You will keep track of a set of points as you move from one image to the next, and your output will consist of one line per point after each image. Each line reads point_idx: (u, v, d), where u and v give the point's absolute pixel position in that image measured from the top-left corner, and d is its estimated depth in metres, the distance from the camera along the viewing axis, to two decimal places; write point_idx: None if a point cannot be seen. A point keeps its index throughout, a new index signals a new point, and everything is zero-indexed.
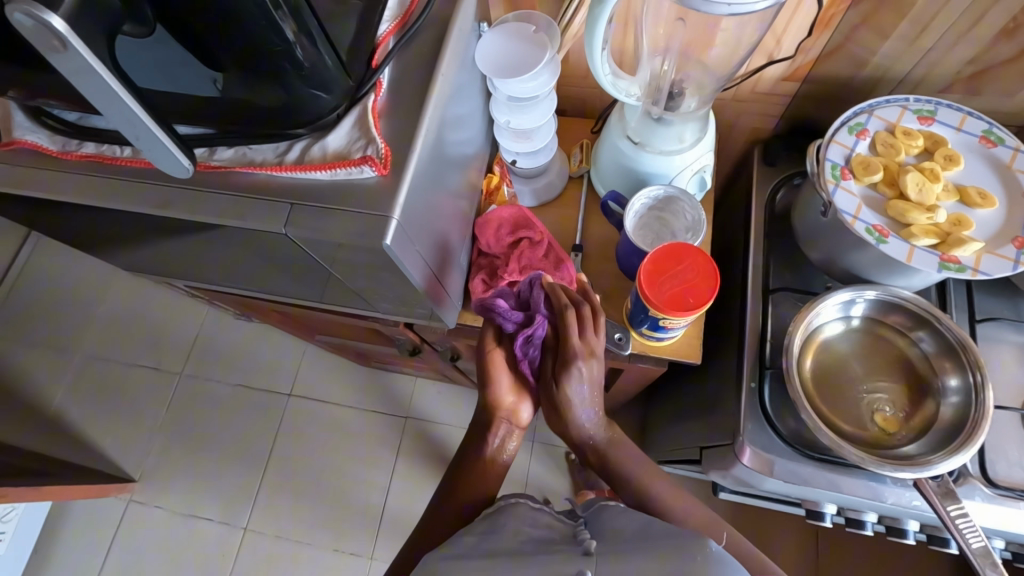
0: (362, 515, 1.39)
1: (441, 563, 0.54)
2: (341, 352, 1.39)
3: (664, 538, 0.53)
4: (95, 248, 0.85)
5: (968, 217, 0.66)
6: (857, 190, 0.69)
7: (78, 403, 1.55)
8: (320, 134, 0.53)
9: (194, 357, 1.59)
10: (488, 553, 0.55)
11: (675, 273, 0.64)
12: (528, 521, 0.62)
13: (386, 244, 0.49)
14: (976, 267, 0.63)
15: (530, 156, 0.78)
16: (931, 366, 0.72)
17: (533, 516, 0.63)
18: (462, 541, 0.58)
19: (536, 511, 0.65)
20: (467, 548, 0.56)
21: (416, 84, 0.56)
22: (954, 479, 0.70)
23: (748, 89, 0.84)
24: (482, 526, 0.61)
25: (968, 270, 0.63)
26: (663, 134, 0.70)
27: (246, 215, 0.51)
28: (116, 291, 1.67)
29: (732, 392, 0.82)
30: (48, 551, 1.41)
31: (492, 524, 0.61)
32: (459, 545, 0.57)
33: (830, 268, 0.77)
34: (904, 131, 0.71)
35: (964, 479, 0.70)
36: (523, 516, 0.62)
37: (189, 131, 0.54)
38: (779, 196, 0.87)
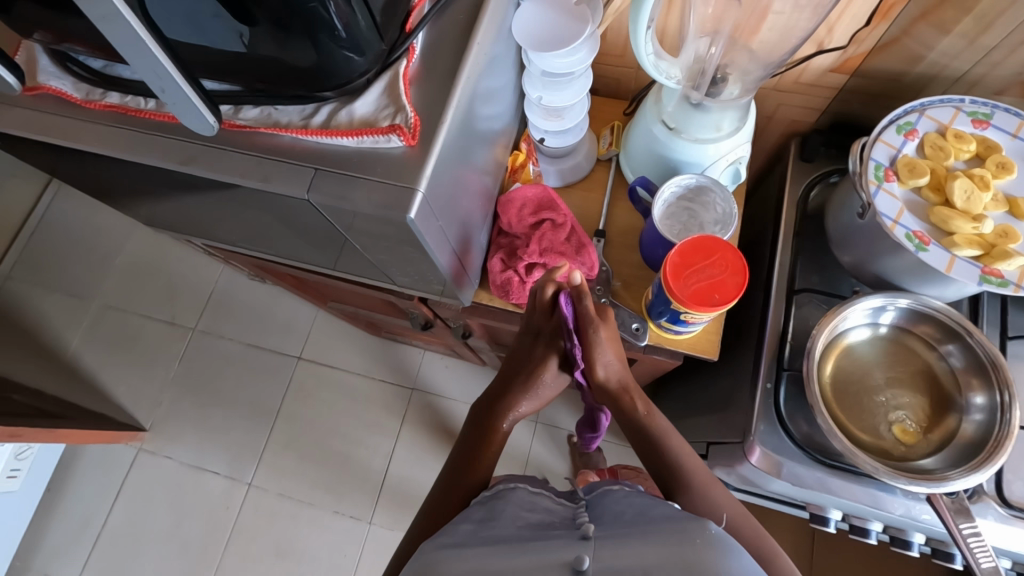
0: (364, 480, 1.41)
1: (440, 552, 0.54)
2: (353, 320, 1.39)
3: (662, 521, 0.52)
4: (115, 199, 0.85)
5: (1016, 230, 0.63)
6: (900, 193, 0.66)
7: (94, 350, 1.58)
8: (348, 99, 0.53)
9: (208, 314, 1.60)
10: (487, 541, 0.55)
11: (702, 267, 0.62)
12: (525, 506, 0.61)
13: (409, 218, 0.48)
14: (1019, 283, 0.61)
15: (559, 136, 0.76)
16: (957, 381, 0.70)
17: (531, 500, 0.63)
18: (461, 530, 0.58)
19: (535, 495, 0.64)
20: (465, 536, 0.56)
21: (449, 52, 0.53)
22: (968, 496, 0.69)
23: (792, 79, 0.80)
24: (480, 513, 0.61)
25: (1010, 285, 0.61)
26: (700, 120, 0.67)
27: (267, 178, 0.50)
28: (135, 242, 1.68)
29: (746, 391, 0.81)
30: (61, 490, 1.46)
31: (490, 510, 0.61)
32: (458, 533, 0.57)
33: (860, 272, 0.75)
34: (955, 134, 0.67)
35: (978, 496, 0.69)
36: (521, 501, 0.62)
37: (217, 88, 0.54)
38: (812, 193, 0.84)
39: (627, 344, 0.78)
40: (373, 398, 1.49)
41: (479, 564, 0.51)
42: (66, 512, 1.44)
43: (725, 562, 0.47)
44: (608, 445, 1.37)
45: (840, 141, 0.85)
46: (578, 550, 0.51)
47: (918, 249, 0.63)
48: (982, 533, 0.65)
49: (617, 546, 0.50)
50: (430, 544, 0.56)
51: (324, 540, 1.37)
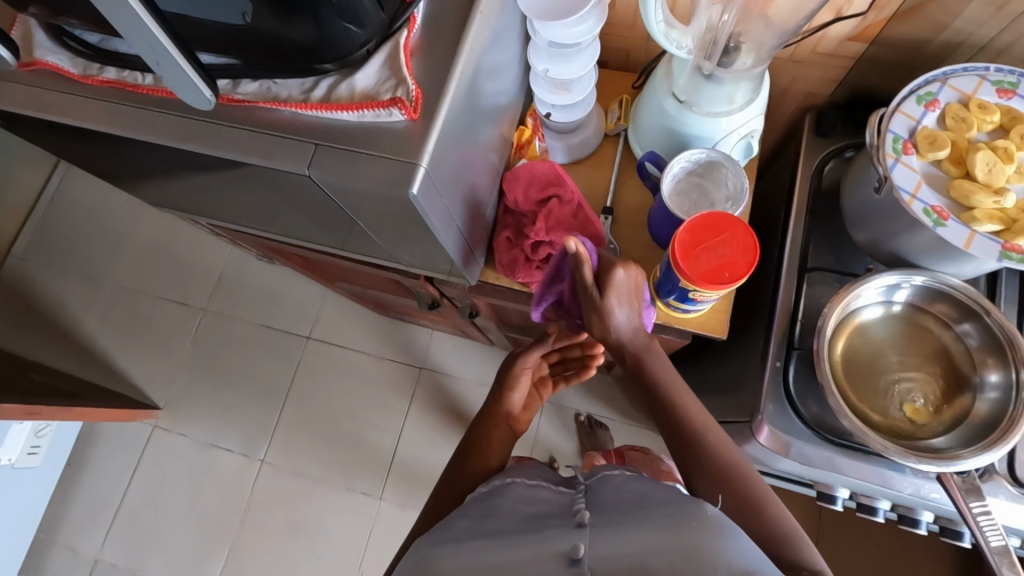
0: (374, 457, 1.43)
1: (437, 546, 0.55)
2: (360, 300, 1.39)
3: (658, 506, 0.53)
4: (122, 180, 0.85)
5: None
6: (919, 166, 0.64)
7: (107, 330, 1.60)
8: (348, 72, 0.51)
9: (218, 294, 1.61)
10: (484, 535, 0.55)
11: (714, 244, 0.61)
12: (523, 500, 0.62)
13: (412, 194, 0.47)
14: None
15: (567, 110, 0.74)
16: (972, 361, 0.69)
17: (530, 494, 0.63)
18: (458, 525, 0.58)
19: (533, 488, 0.64)
20: (462, 532, 0.57)
21: (453, 23, 0.52)
22: (979, 475, 0.68)
23: (808, 49, 0.77)
24: (478, 510, 0.61)
25: None
26: (712, 93, 0.65)
27: (266, 155, 0.49)
28: (144, 223, 1.69)
29: (755, 371, 0.80)
30: (80, 465, 1.50)
31: (488, 506, 0.62)
32: (456, 529, 0.58)
33: (875, 250, 0.73)
34: (979, 104, 0.65)
35: (989, 476, 0.68)
36: (520, 495, 0.63)
37: (213, 61, 0.52)
38: (827, 169, 0.82)
39: None
40: (382, 377, 1.50)
41: (475, 558, 0.51)
42: (86, 487, 1.48)
43: (721, 544, 0.46)
44: (616, 424, 1.37)
45: (857, 114, 0.82)
46: (574, 539, 0.51)
47: (937, 224, 0.61)
48: (992, 512, 0.65)
49: (614, 532, 0.50)
50: (426, 541, 0.57)
51: (336, 515, 1.40)
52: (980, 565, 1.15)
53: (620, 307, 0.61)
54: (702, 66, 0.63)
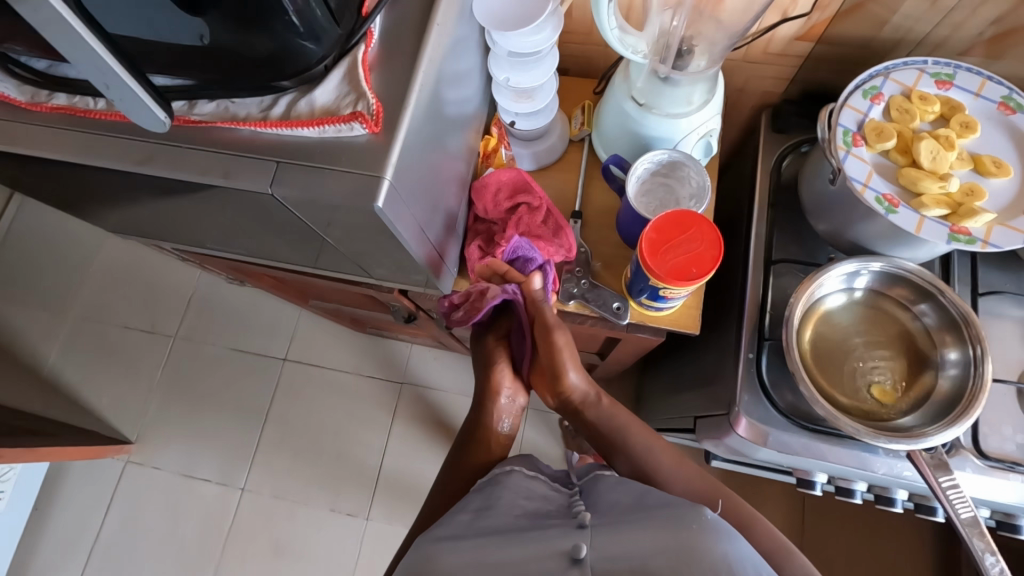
0: (359, 476, 1.41)
1: (434, 545, 0.54)
2: (336, 317, 1.37)
3: (658, 507, 0.53)
4: (79, 208, 0.82)
5: (982, 187, 0.64)
6: (869, 157, 0.67)
7: (72, 364, 1.54)
8: (307, 88, 0.51)
9: (188, 321, 1.57)
10: (485, 531, 0.55)
11: (680, 242, 0.62)
12: (522, 493, 0.62)
13: (377, 207, 0.47)
14: (987, 239, 0.62)
15: (530, 118, 0.75)
16: (931, 339, 0.71)
17: (527, 485, 0.64)
18: (457, 520, 0.58)
19: (531, 481, 0.65)
20: (461, 528, 0.56)
21: (410, 35, 0.52)
22: (946, 450, 0.71)
23: (759, 49, 0.80)
24: (476, 503, 0.61)
25: (979, 242, 0.61)
26: (670, 95, 0.67)
27: (228, 174, 0.49)
28: (106, 251, 1.64)
29: (729, 363, 0.82)
30: (48, 507, 1.43)
31: (487, 499, 0.61)
32: (454, 525, 0.57)
33: (835, 240, 0.75)
34: (920, 96, 0.68)
35: (956, 450, 0.70)
36: (518, 488, 0.63)
37: (167, 83, 0.51)
38: (785, 164, 0.85)
39: (610, 324, 0.78)
40: (362, 395, 1.48)
41: (477, 555, 0.51)
42: (55, 530, 1.42)
43: (720, 546, 0.47)
44: None
45: (809, 110, 0.86)
46: (576, 539, 0.51)
47: (890, 211, 0.63)
48: (960, 485, 0.67)
49: (614, 533, 0.51)
50: (425, 538, 0.56)
51: (323, 539, 1.37)
52: (955, 537, 1.19)
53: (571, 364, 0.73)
54: (658, 70, 0.65)
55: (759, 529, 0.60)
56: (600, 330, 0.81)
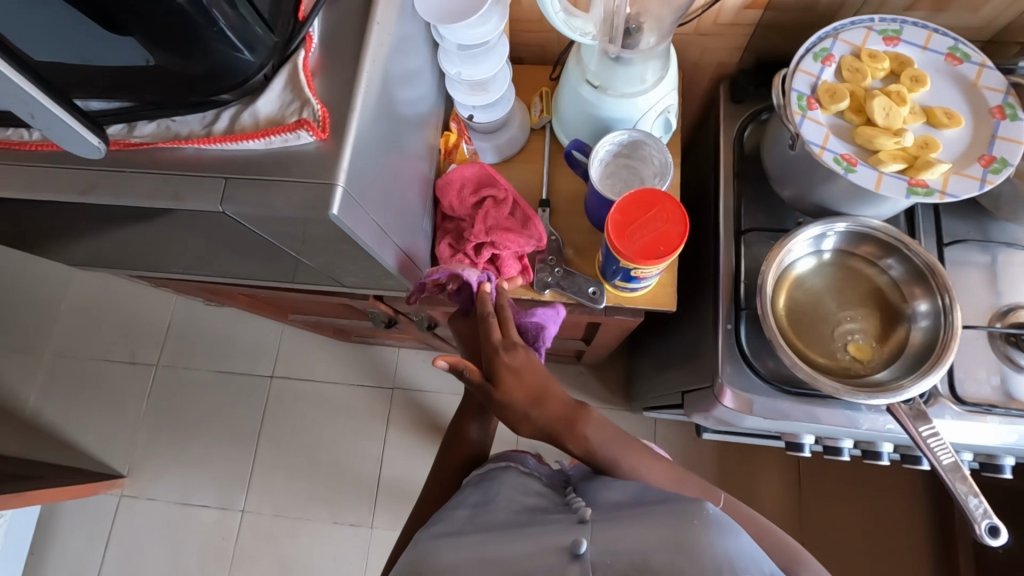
0: (359, 486, 1.40)
1: (438, 540, 0.54)
2: (319, 330, 1.36)
3: (657, 503, 0.53)
4: (35, 244, 0.80)
5: (935, 139, 0.65)
6: (824, 119, 0.67)
7: (52, 403, 1.51)
8: (249, 100, 0.50)
9: (168, 348, 1.54)
10: (484, 527, 0.55)
11: (646, 221, 0.62)
12: (518, 488, 0.62)
13: (333, 215, 0.46)
14: (944, 190, 0.63)
15: (487, 110, 0.74)
16: (901, 293, 0.73)
17: (521, 481, 0.63)
18: (456, 516, 0.58)
19: (526, 475, 0.65)
20: (460, 524, 0.56)
21: (351, 37, 0.51)
22: (926, 400, 0.72)
23: (710, 21, 0.80)
24: (474, 499, 0.61)
25: (936, 194, 0.62)
26: (623, 75, 0.67)
27: (176, 196, 0.47)
28: (76, 285, 1.59)
29: (710, 337, 0.82)
30: (44, 552, 1.40)
31: (485, 494, 0.61)
32: (453, 521, 0.57)
33: (801, 204, 0.76)
34: (869, 54, 0.68)
35: (935, 399, 0.72)
36: (515, 483, 0.62)
37: (103, 106, 0.49)
38: (746, 134, 0.85)
39: (588, 310, 0.78)
40: (354, 404, 1.47)
41: (477, 552, 0.51)
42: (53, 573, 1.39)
43: (720, 541, 0.47)
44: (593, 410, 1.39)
45: (765, 77, 0.86)
46: (575, 534, 0.51)
47: (851, 171, 0.64)
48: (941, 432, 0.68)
49: (615, 528, 0.51)
50: (424, 533, 0.56)
51: (329, 552, 1.36)
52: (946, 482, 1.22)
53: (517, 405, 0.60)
54: (609, 50, 0.65)
55: (771, 538, 0.61)
56: (579, 316, 0.81)
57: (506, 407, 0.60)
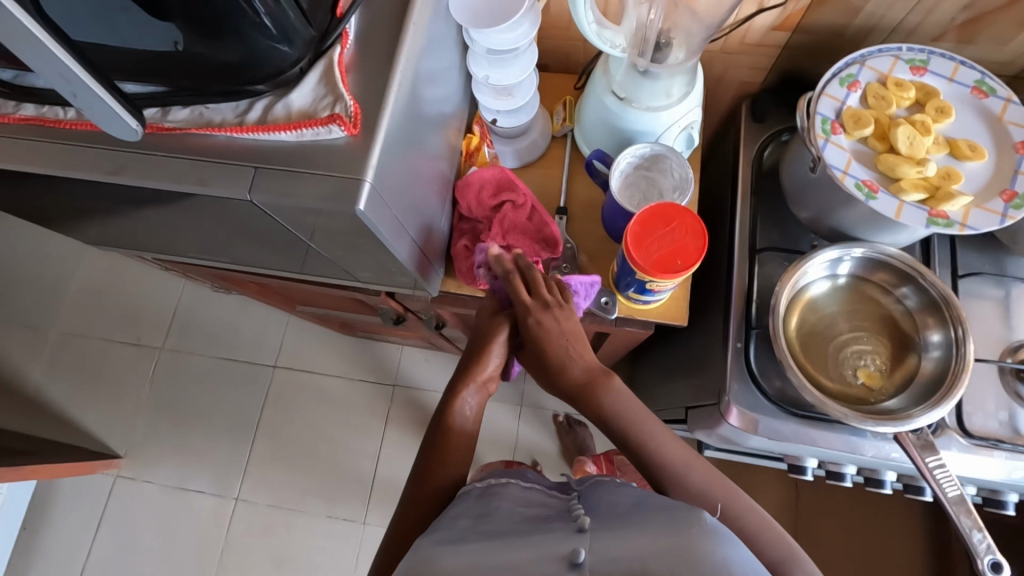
0: (355, 480, 1.40)
1: (434, 549, 0.53)
2: (325, 322, 1.36)
3: (656, 512, 0.53)
4: (55, 221, 0.80)
5: (958, 170, 0.65)
6: (847, 144, 0.67)
7: (55, 379, 1.52)
8: (283, 92, 0.50)
9: (174, 332, 1.55)
10: (486, 534, 0.54)
11: (663, 235, 0.62)
12: (520, 502, 0.62)
13: (358, 210, 0.46)
14: (965, 222, 0.63)
15: (511, 115, 0.75)
16: (914, 322, 0.73)
17: (522, 496, 0.63)
18: (457, 525, 0.57)
19: (527, 491, 0.64)
20: (461, 532, 0.56)
21: (387, 35, 0.51)
22: (932, 431, 0.72)
23: (737, 40, 0.81)
24: (474, 509, 0.60)
25: (956, 226, 0.62)
26: (650, 88, 0.67)
27: (204, 181, 0.48)
28: (87, 264, 1.61)
29: (718, 354, 0.82)
30: (37, 527, 1.41)
31: (484, 506, 0.60)
32: (453, 528, 0.56)
33: (817, 226, 0.76)
34: (896, 82, 0.69)
35: (942, 430, 0.72)
36: (516, 497, 0.62)
37: (138, 90, 0.49)
38: (766, 153, 0.85)
39: (599, 319, 0.78)
40: (355, 398, 1.47)
41: (477, 559, 0.50)
42: (45, 550, 1.39)
43: (718, 550, 0.46)
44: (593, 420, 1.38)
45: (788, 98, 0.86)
46: (575, 543, 0.51)
47: (871, 197, 0.64)
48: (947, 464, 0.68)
49: (615, 537, 0.50)
50: (424, 540, 0.55)
51: (321, 545, 1.36)
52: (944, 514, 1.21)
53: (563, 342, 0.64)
54: (637, 64, 0.65)
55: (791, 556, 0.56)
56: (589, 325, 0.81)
57: (545, 344, 0.64)
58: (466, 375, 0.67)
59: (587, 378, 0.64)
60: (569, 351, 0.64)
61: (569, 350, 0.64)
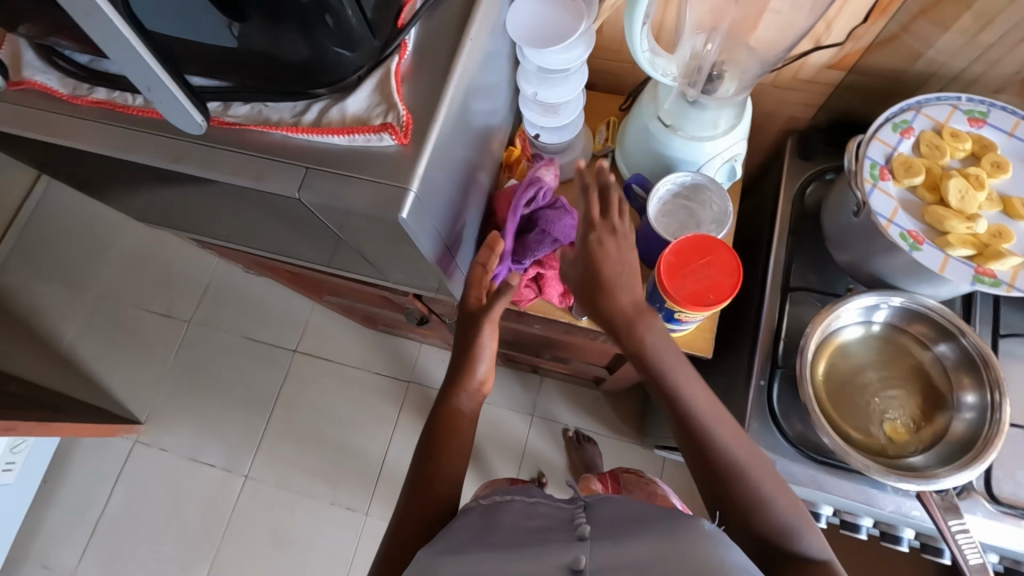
0: (361, 471, 1.42)
1: (437, 558, 0.54)
2: (349, 314, 1.39)
3: (655, 520, 0.52)
4: (106, 193, 0.84)
5: (1010, 229, 0.63)
6: (895, 191, 0.66)
7: (88, 342, 1.58)
8: (340, 96, 0.52)
9: (203, 307, 1.59)
10: (488, 546, 0.54)
11: (698, 267, 0.62)
12: (522, 514, 0.60)
13: (402, 218, 0.47)
14: (1011, 283, 0.61)
15: (556, 132, 0.75)
16: (949, 379, 0.70)
17: (527, 509, 0.61)
18: (459, 535, 0.58)
19: (533, 504, 0.62)
20: (464, 543, 0.56)
21: (445, 48, 0.52)
22: (958, 493, 0.70)
23: (790, 75, 0.80)
24: (478, 522, 0.60)
25: (1003, 286, 0.61)
26: (696, 118, 0.67)
27: (257, 175, 0.49)
28: (128, 234, 1.67)
29: (741, 388, 0.81)
30: (55, 482, 1.46)
31: (487, 520, 0.59)
32: (456, 538, 0.57)
33: (856, 270, 0.75)
34: (952, 132, 0.67)
35: (967, 493, 0.69)
36: (519, 510, 0.61)
37: (204, 83, 0.52)
38: (809, 190, 0.84)
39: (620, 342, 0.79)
40: (370, 390, 1.49)
41: (478, 569, 0.50)
42: (60, 505, 1.44)
43: (718, 556, 0.47)
44: (604, 439, 1.37)
45: (836, 137, 0.85)
46: (576, 552, 0.50)
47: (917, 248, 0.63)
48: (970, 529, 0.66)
49: (615, 547, 0.50)
50: (426, 551, 0.56)
51: (322, 531, 1.38)
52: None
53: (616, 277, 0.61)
54: (687, 92, 0.65)
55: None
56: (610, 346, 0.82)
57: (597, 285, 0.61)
58: (458, 381, 0.73)
59: (632, 326, 0.61)
60: (616, 298, 0.61)
61: (616, 303, 0.61)
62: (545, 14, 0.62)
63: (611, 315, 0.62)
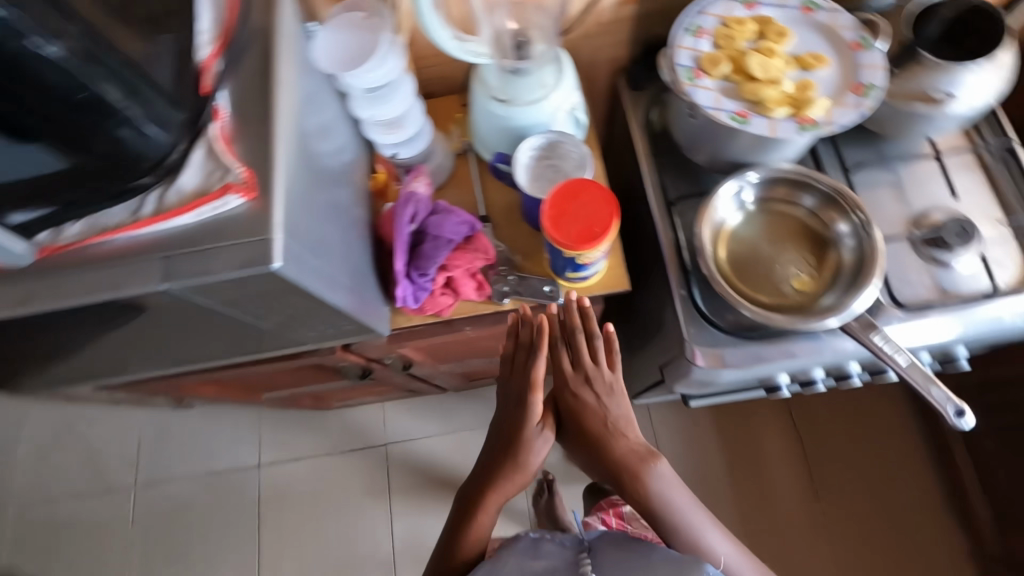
0: (373, 553, 1.36)
1: None
2: (297, 403, 1.33)
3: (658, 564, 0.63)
4: None
5: (811, 80, 0.72)
6: (713, 85, 0.73)
7: (26, 558, 1.40)
8: (171, 179, 0.51)
9: (142, 466, 1.47)
10: None
11: (577, 209, 0.65)
12: (527, 554, 0.69)
13: (276, 267, 0.47)
14: (829, 122, 0.69)
15: (408, 144, 0.78)
16: (823, 222, 0.79)
17: (531, 546, 0.71)
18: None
19: (538, 540, 0.72)
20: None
21: (259, 99, 0.53)
22: (874, 313, 0.77)
23: (592, 22, 0.87)
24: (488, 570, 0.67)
25: (823, 127, 0.69)
26: (524, 84, 0.71)
27: (116, 285, 0.47)
28: (27, 426, 1.51)
29: (669, 307, 0.86)
30: None
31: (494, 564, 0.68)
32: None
33: (716, 166, 0.82)
34: (735, 21, 0.76)
35: (881, 311, 0.77)
36: (525, 550, 0.70)
37: (26, 218, 0.49)
38: (653, 116, 0.91)
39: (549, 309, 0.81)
40: (351, 471, 1.43)
41: None
42: None
43: None
44: None
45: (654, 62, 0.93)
46: None
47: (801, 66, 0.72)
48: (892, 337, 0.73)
49: None
50: None
51: None
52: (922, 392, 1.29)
53: (615, 405, 0.71)
54: (505, 66, 0.70)
55: None
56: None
57: (591, 411, 0.71)
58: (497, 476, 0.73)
59: (631, 457, 0.71)
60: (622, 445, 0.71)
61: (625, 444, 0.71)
62: (347, 44, 0.64)
63: (617, 450, 0.71)
